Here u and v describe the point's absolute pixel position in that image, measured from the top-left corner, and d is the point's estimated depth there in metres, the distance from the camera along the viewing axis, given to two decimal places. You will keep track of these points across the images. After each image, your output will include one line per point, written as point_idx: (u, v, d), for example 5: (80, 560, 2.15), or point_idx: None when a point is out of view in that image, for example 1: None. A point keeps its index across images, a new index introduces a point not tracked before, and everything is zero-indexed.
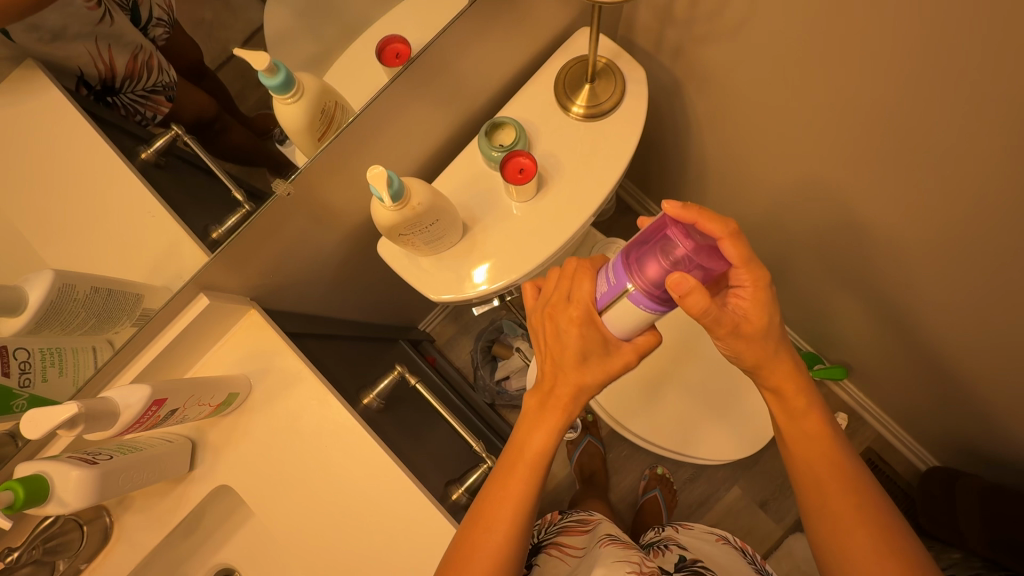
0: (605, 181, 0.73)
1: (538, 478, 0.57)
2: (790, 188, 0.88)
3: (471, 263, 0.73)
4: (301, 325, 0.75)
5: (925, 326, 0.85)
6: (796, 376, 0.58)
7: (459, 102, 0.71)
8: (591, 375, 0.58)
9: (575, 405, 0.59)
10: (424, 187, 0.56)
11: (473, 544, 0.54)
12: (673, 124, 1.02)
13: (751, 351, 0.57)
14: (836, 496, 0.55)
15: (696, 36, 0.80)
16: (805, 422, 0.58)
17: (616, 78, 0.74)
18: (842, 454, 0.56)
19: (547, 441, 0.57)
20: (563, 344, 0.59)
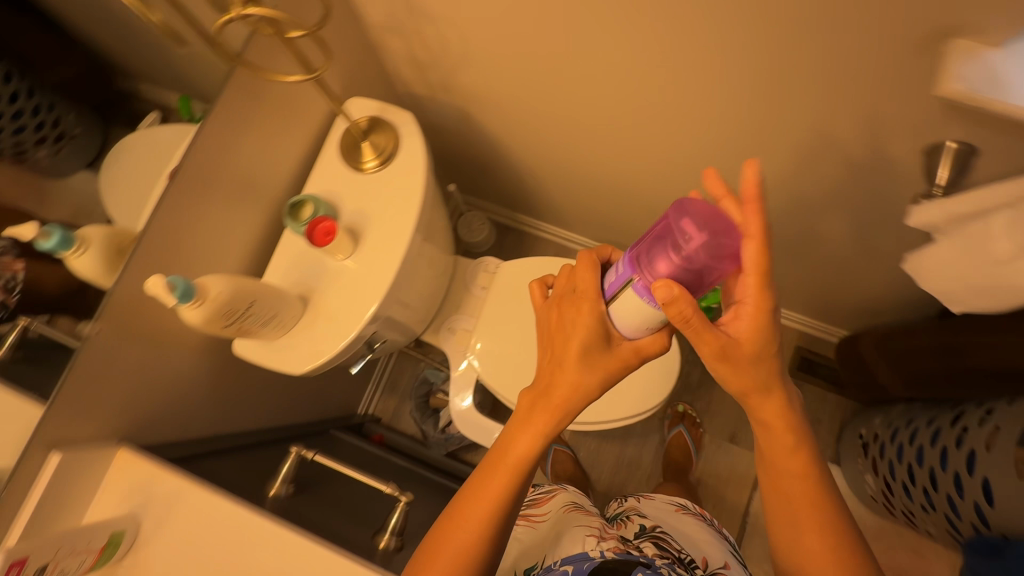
0: (409, 211, 0.82)
1: (521, 482, 0.56)
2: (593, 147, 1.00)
3: (320, 328, 0.78)
4: (194, 446, 0.77)
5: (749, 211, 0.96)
6: (790, 415, 0.58)
7: (260, 197, 0.79)
8: (589, 378, 0.57)
9: (570, 409, 0.57)
10: (221, 279, 0.62)
11: (440, 547, 0.54)
12: (485, 142, 1.14)
13: (747, 378, 0.56)
14: (812, 535, 0.58)
15: (449, 71, 0.92)
16: (789, 464, 0.59)
17: (386, 127, 0.84)
18: (827, 503, 0.58)
19: (533, 447, 0.56)
20: (567, 338, 0.59)
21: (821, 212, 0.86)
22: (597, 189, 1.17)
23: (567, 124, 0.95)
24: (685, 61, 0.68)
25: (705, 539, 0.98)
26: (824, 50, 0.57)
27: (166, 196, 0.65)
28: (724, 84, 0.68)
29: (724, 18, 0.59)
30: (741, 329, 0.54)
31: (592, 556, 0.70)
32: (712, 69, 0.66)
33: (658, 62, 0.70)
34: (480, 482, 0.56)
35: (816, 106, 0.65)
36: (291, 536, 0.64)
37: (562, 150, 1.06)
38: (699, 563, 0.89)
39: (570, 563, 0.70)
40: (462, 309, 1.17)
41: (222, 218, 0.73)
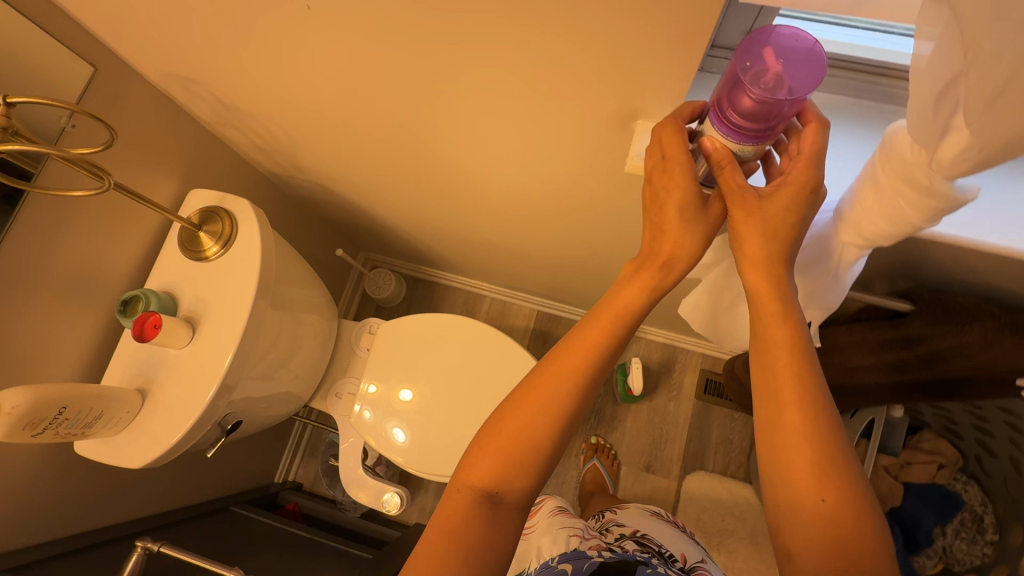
0: (244, 292, 0.85)
1: (622, 337, 0.50)
2: (444, 208, 1.04)
3: (158, 417, 0.80)
4: (35, 552, 0.76)
5: (594, 254, 1.01)
6: (782, 284, 0.48)
7: (96, 294, 0.82)
8: (688, 237, 0.50)
9: (670, 270, 0.50)
10: (20, 391, 0.64)
11: (513, 413, 0.49)
12: (357, 209, 1.19)
13: (762, 243, 0.47)
14: (795, 446, 0.44)
15: (292, 153, 0.97)
16: (775, 333, 0.47)
17: (221, 215, 0.88)
18: (818, 401, 0.44)
19: (641, 301, 0.50)
20: (659, 201, 0.51)
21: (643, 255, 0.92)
22: (468, 243, 1.22)
23: (411, 193, 1.01)
24: (468, 141, 0.73)
25: (682, 541, 0.99)
26: (562, 127, 0.63)
27: None
28: (506, 157, 0.74)
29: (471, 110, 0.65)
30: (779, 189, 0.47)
31: (590, 556, 0.80)
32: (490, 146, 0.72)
33: (451, 142, 0.75)
34: (562, 346, 0.50)
35: (586, 169, 0.71)
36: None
37: (421, 213, 1.11)
38: (679, 557, 0.90)
39: (569, 561, 0.79)
40: (349, 372, 1.20)
41: (49, 321, 0.75)
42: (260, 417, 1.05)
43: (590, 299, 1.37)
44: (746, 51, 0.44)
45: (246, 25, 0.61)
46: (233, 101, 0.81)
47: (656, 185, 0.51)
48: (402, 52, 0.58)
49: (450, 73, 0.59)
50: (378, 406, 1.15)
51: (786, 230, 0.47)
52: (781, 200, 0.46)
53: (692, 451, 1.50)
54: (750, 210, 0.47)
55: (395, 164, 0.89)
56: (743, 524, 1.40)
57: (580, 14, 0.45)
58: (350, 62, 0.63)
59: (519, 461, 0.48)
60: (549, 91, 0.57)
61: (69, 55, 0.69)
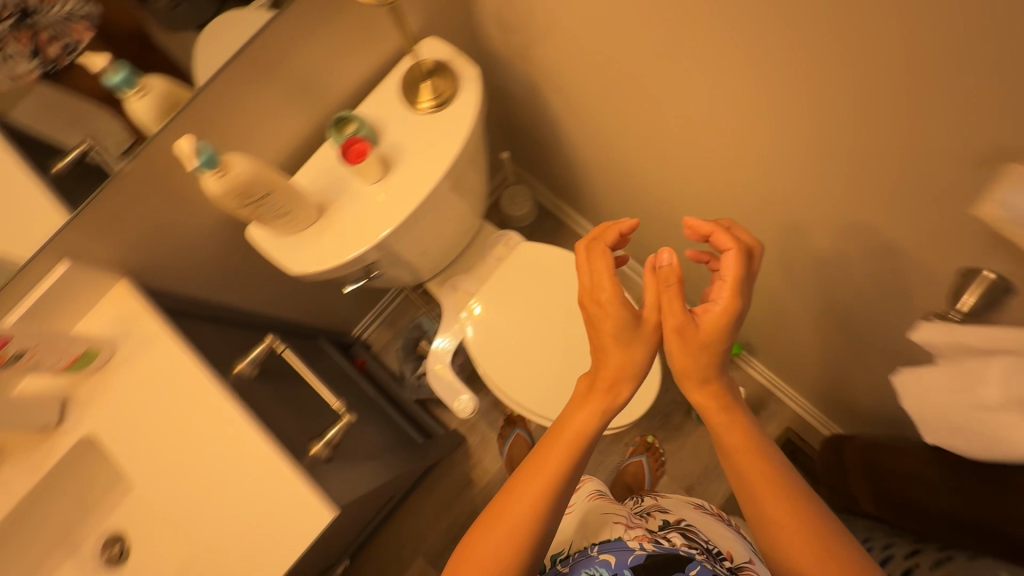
0: (443, 160, 0.84)
1: (579, 457, 0.57)
2: (645, 159, 0.97)
3: (327, 238, 0.82)
4: (186, 305, 0.84)
5: (773, 272, 0.93)
6: (720, 392, 0.61)
7: (314, 101, 0.83)
8: (634, 352, 0.61)
9: (618, 390, 0.60)
10: (246, 161, 0.66)
11: (487, 534, 0.54)
12: (549, 122, 1.14)
13: (693, 367, 0.60)
14: (771, 501, 0.55)
15: (530, 39, 0.92)
16: (728, 436, 0.59)
17: (451, 74, 0.86)
18: (776, 470, 0.56)
19: (593, 422, 0.59)
20: (599, 328, 0.63)
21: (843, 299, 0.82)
22: (636, 203, 1.15)
23: (622, 130, 0.94)
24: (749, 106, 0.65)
25: (728, 538, 0.96)
26: (888, 131, 0.54)
27: (229, 65, 0.71)
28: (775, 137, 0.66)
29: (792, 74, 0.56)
30: (707, 316, 0.60)
31: (634, 548, 0.73)
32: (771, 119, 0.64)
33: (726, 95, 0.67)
34: (524, 474, 0.57)
35: (868, 187, 0.61)
36: (245, 425, 0.69)
37: (613, 154, 1.04)
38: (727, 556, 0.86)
39: (610, 552, 0.74)
40: (472, 272, 1.20)
41: (274, 109, 0.78)
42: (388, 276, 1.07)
43: None
44: None
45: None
46: None
47: (594, 314, 0.63)
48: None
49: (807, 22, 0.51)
50: (483, 326, 1.16)
51: (710, 352, 0.59)
52: (706, 320, 0.59)
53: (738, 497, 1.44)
54: (690, 329, 0.59)
55: (634, 94, 0.83)
56: None
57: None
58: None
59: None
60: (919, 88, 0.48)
61: None
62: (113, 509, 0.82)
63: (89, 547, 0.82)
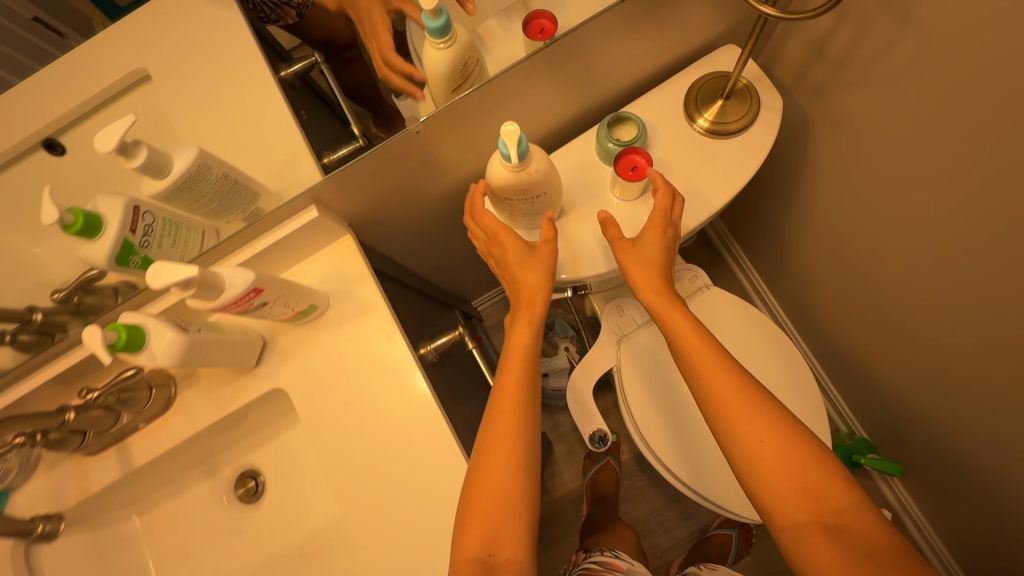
0: (708, 198, 0.72)
1: (525, 372, 0.60)
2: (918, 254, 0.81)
3: (558, 245, 0.73)
4: (383, 265, 0.77)
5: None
6: (658, 286, 0.64)
7: (587, 87, 0.72)
8: (544, 271, 0.64)
9: (539, 301, 0.63)
10: (544, 157, 0.56)
11: (483, 472, 0.54)
12: (790, 165, 0.99)
13: (640, 271, 0.65)
14: (718, 376, 0.57)
15: (843, 80, 0.77)
16: (673, 321, 0.62)
17: (751, 101, 0.72)
18: (714, 343, 0.60)
19: (529, 338, 0.61)
20: (509, 262, 0.65)
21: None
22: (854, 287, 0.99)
23: (911, 217, 0.77)
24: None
25: None
26: None
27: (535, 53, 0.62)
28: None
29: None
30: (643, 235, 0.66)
31: None
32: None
33: None
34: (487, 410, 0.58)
35: None
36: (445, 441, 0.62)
37: (868, 231, 0.88)
38: None
39: None
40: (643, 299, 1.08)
41: (548, 90, 0.68)
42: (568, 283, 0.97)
43: (893, 426, 1.12)
44: None
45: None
46: None
47: (504, 251, 0.66)
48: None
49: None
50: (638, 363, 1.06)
51: (651, 255, 0.65)
52: (645, 238, 0.66)
53: None
54: (621, 244, 0.66)
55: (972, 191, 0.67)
56: None
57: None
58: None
59: (500, 512, 0.52)
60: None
61: None
62: (262, 442, 0.79)
63: (226, 474, 0.80)
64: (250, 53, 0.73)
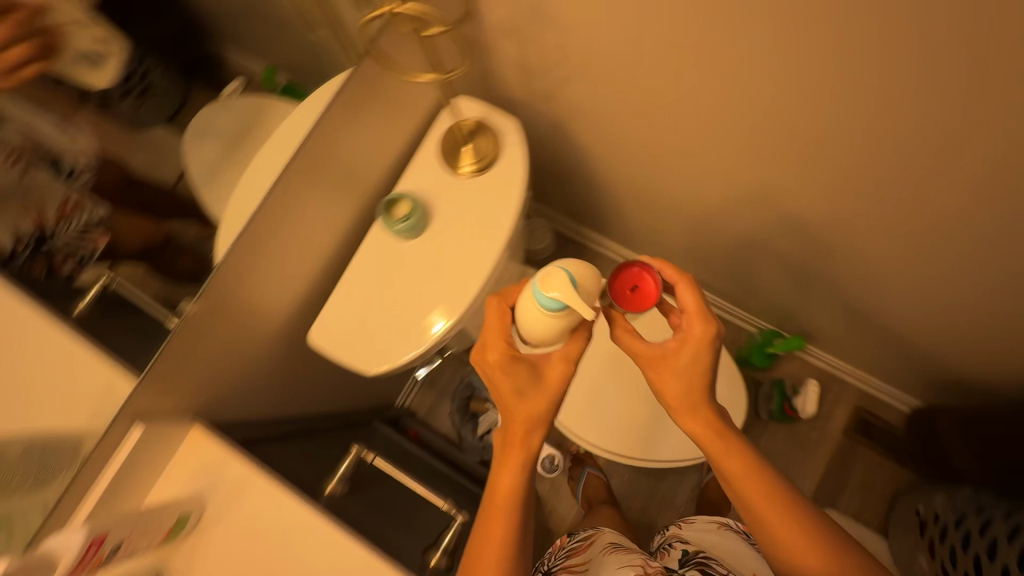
0: (502, 222, 0.79)
1: (520, 510, 0.59)
2: (693, 177, 0.94)
3: (402, 330, 0.77)
4: (257, 432, 0.76)
5: (851, 261, 0.91)
6: (712, 426, 0.61)
7: (355, 188, 0.78)
8: (539, 403, 0.61)
9: (532, 440, 0.60)
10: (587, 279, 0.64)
11: None
12: (573, 155, 1.11)
13: (680, 392, 0.62)
14: (768, 511, 0.58)
15: (557, 80, 0.89)
16: (726, 457, 0.60)
17: (490, 133, 0.82)
18: (769, 481, 0.59)
19: (516, 479, 0.59)
20: (495, 390, 0.63)
21: (960, 275, 0.79)
22: (678, 222, 1.12)
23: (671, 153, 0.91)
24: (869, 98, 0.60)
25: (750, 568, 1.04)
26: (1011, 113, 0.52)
27: (281, 180, 0.66)
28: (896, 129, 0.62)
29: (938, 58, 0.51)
30: (679, 347, 0.63)
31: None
32: (897, 114, 0.59)
33: (810, 107, 0.65)
34: (481, 536, 0.58)
35: (981, 171, 0.60)
36: (378, 566, 0.61)
37: (655, 177, 1.01)
38: None
39: None
40: None
41: (318, 207, 0.73)
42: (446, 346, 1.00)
43: (779, 308, 1.25)
44: None
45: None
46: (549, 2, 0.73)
47: (493, 385, 0.63)
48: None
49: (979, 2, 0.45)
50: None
51: (694, 373, 0.62)
52: (681, 355, 0.62)
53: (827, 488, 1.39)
54: (656, 360, 0.63)
55: (687, 118, 0.80)
56: None
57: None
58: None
59: None
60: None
61: None
62: None
63: None
64: (23, 307, 0.70)
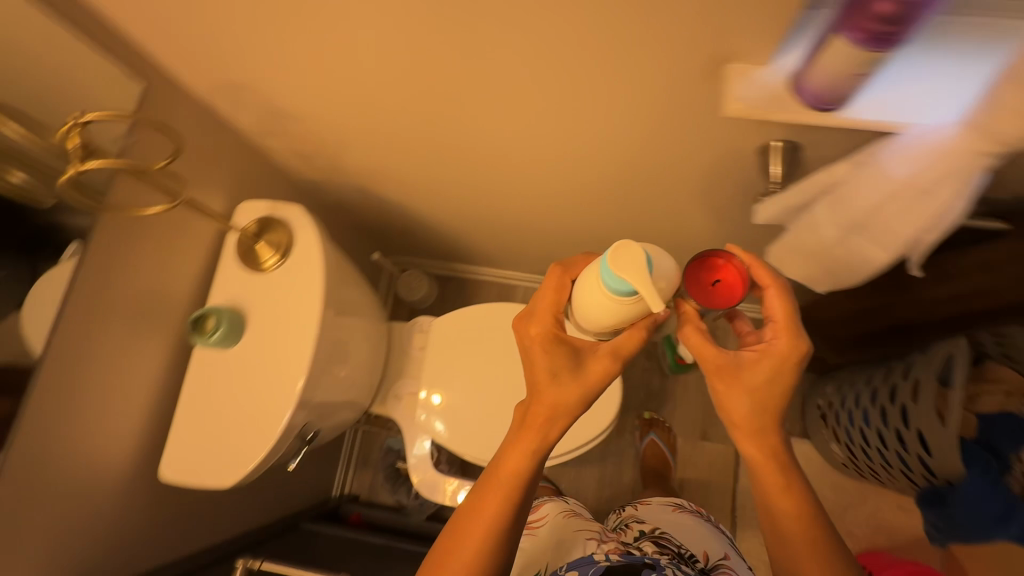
0: (312, 299, 0.83)
1: (522, 493, 0.59)
2: (491, 197, 1.03)
3: (247, 432, 0.78)
4: None
5: (645, 222, 1.02)
6: (768, 449, 0.62)
7: (163, 320, 0.81)
8: (566, 396, 0.60)
9: (552, 428, 0.60)
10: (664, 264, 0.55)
11: (448, 564, 0.57)
12: (396, 210, 1.19)
13: (745, 411, 0.61)
14: (791, 521, 0.62)
15: (335, 157, 0.96)
16: (768, 478, 0.62)
17: (279, 224, 0.86)
18: (801, 503, 0.62)
19: (526, 462, 0.59)
20: (533, 366, 0.62)
21: (719, 211, 0.91)
22: (511, 234, 1.21)
23: (458, 184, 0.99)
24: (547, 111, 0.70)
25: (704, 538, 1.11)
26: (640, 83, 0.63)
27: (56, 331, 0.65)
28: (582, 125, 0.72)
29: (562, 71, 0.62)
30: (756, 360, 0.60)
31: (597, 561, 0.76)
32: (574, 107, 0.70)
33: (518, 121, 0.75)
34: (475, 503, 0.60)
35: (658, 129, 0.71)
36: None
37: (465, 206, 1.09)
38: (700, 558, 1.02)
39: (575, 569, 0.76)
40: (406, 374, 1.17)
41: (120, 350, 0.74)
42: (325, 425, 1.02)
43: None
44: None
45: (329, 5, 0.58)
46: (281, 102, 0.80)
47: (541, 359, 0.62)
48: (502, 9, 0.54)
49: (556, 27, 0.55)
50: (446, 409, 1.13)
51: (762, 395, 0.60)
52: (753, 373, 0.60)
53: None
54: (727, 375, 0.61)
55: (447, 154, 0.89)
56: None
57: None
58: (439, 35, 0.60)
59: None
60: (651, 52, 0.56)
61: (118, 74, 0.66)
62: None
63: None
64: None
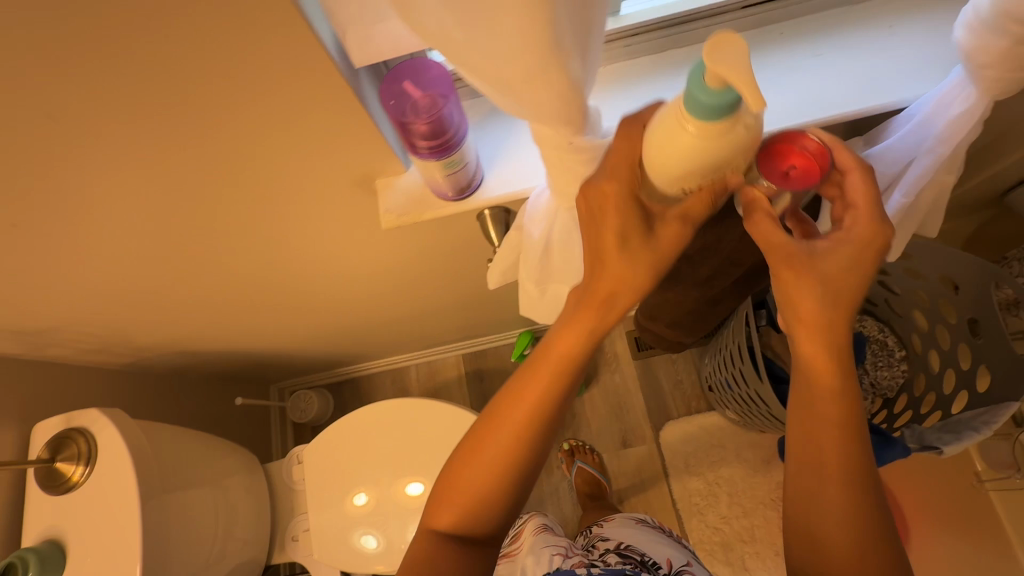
0: (125, 501, 0.80)
1: (554, 396, 0.47)
2: (306, 319, 1.04)
3: None
4: None
5: (461, 290, 1.05)
6: (839, 376, 0.44)
7: None
8: (631, 273, 0.44)
9: (615, 313, 0.46)
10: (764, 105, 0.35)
11: (468, 463, 0.48)
12: (234, 354, 1.17)
13: (820, 309, 0.44)
14: (836, 493, 0.42)
15: (130, 341, 0.95)
16: (828, 414, 0.44)
17: (70, 436, 0.83)
18: (863, 469, 0.43)
19: (580, 345, 0.47)
20: (591, 233, 0.45)
21: None
22: (357, 334, 1.21)
23: (265, 320, 0.99)
24: (276, 251, 0.73)
25: (667, 546, 1.09)
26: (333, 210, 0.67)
27: None
28: (318, 250, 0.75)
29: (251, 225, 0.65)
30: (831, 249, 0.44)
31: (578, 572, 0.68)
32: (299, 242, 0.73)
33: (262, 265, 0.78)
34: (505, 400, 0.48)
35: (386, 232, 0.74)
36: None
37: (292, 331, 1.09)
38: (663, 564, 1.00)
39: None
40: (297, 511, 1.14)
41: None
42: None
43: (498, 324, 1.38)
44: (394, 103, 0.47)
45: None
46: (30, 324, 0.79)
47: (593, 205, 0.44)
48: (151, 200, 0.57)
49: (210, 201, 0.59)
50: (378, 519, 1.07)
51: (840, 292, 0.44)
52: (831, 261, 0.44)
53: (653, 411, 1.54)
54: (799, 264, 0.44)
55: (230, 305, 0.90)
56: (726, 449, 1.46)
57: (276, 120, 0.49)
58: (118, 230, 0.62)
59: (478, 497, 0.48)
60: (309, 193, 0.60)
61: None
62: None
63: None
64: None
